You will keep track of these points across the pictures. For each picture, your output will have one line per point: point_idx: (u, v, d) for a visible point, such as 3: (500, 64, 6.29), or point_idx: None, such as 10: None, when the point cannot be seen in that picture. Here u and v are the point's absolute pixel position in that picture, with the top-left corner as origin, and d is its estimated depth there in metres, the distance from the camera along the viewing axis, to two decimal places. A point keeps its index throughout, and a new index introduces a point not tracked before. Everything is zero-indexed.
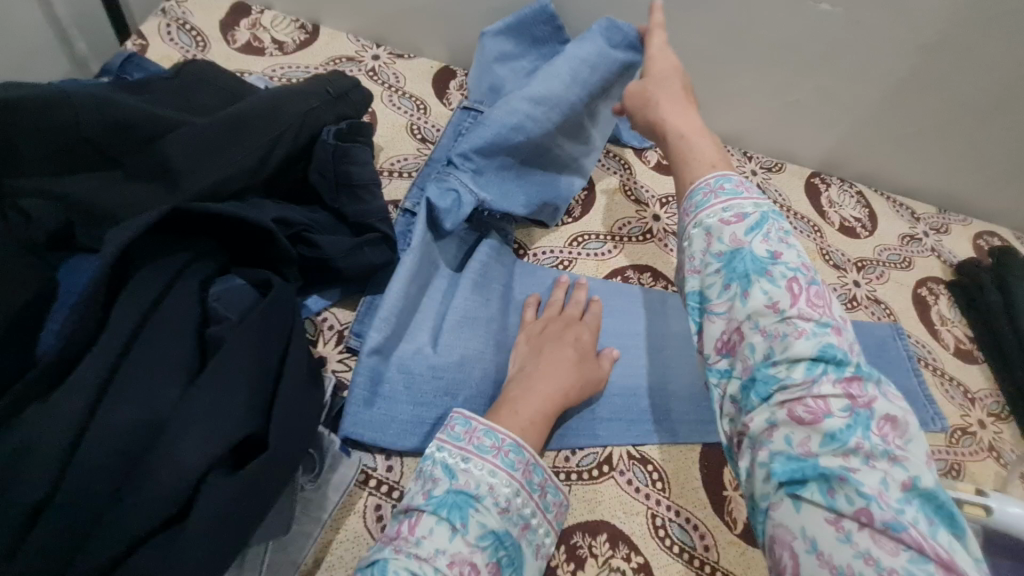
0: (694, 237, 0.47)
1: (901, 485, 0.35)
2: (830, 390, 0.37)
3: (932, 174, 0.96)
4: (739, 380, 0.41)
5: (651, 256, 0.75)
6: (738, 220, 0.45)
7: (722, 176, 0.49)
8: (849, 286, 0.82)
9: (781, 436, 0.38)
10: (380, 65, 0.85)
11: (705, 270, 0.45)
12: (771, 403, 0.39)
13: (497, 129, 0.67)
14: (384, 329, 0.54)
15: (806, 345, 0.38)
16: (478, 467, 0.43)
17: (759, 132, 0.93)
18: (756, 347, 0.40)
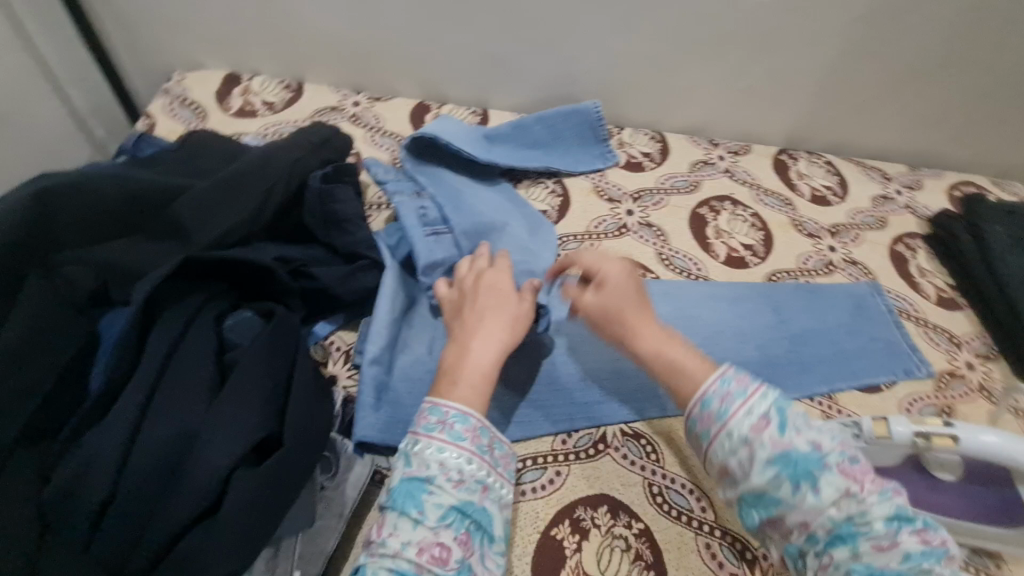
0: (727, 447, 0.47)
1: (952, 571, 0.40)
2: (909, 538, 0.41)
3: (896, 134, 0.99)
4: (818, 538, 0.43)
5: (627, 248, 0.81)
6: (768, 424, 0.46)
7: (722, 371, 0.50)
8: (824, 251, 0.86)
9: (865, 563, 0.40)
10: (361, 110, 0.93)
11: (751, 482, 0.46)
12: (857, 542, 0.41)
13: (452, 239, 0.68)
14: (381, 341, 0.60)
15: (881, 505, 0.42)
16: (428, 448, 0.48)
17: (721, 119, 0.98)
18: (833, 515, 0.42)
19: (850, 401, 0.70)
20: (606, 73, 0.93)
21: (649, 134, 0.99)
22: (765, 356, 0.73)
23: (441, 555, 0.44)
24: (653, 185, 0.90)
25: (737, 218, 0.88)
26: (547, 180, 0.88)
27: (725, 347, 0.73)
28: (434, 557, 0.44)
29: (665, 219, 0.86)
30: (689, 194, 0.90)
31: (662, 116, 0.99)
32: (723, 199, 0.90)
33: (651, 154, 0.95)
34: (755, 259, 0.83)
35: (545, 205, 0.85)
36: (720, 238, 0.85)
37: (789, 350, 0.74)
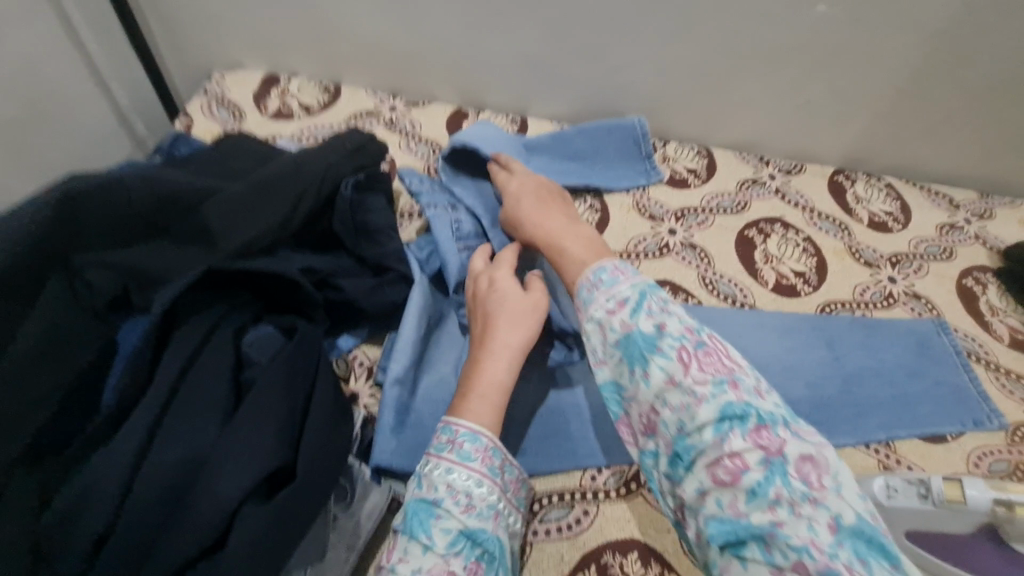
0: (590, 335, 0.51)
1: (834, 523, 0.39)
2: (740, 446, 0.42)
3: (966, 158, 0.92)
4: (666, 454, 0.46)
5: (669, 270, 0.76)
6: (623, 308, 0.49)
7: (598, 266, 0.54)
8: (883, 283, 0.79)
9: (713, 501, 0.42)
10: (397, 115, 0.91)
11: (608, 369, 0.50)
12: (696, 467, 0.44)
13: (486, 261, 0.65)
14: (405, 360, 0.57)
15: (707, 410, 0.44)
16: (434, 468, 0.47)
17: (774, 135, 0.93)
18: (668, 416, 0.46)
19: (912, 452, 0.64)
20: (653, 85, 0.88)
21: (695, 148, 0.94)
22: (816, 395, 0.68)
23: None
24: (698, 204, 0.85)
25: (787, 242, 0.82)
26: (585, 194, 0.84)
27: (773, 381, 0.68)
28: None
29: (710, 240, 0.80)
30: (736, 214, 0.84)
31: (709, 130, 0.93)
32: (773, 221, 0.84)
33: (696, 171, 0.90)
34: (806, 288, 0.77)
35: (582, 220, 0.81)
36: (769, 263, 0.79)
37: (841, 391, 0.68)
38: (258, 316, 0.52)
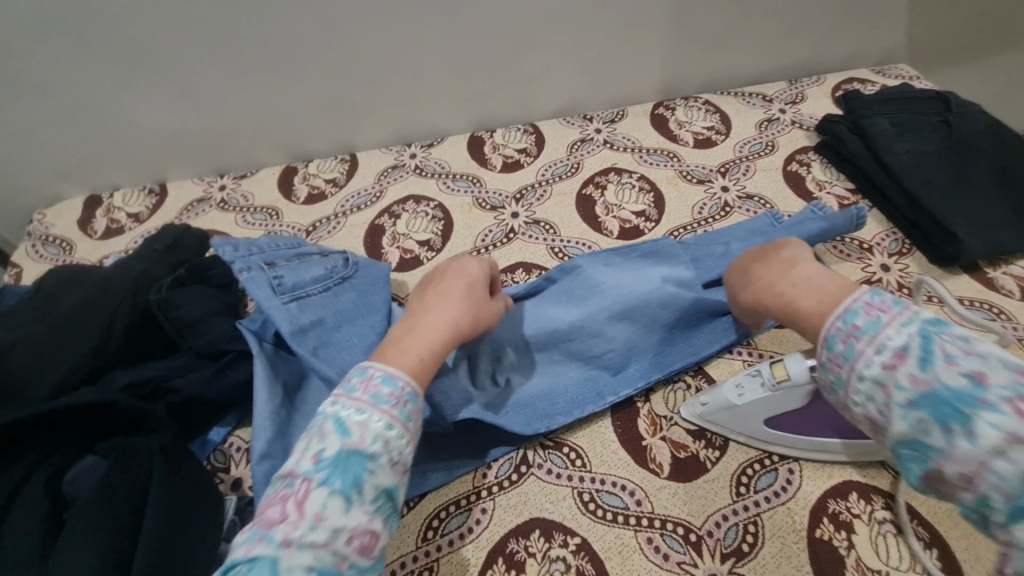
0: (861, 394, 0.38)
1: (931, 388, 0.34)
2: (964, 391, 0.33)
3: (765, 55, 0.97)
4: (864, 367, 0.37)
5: (519, 252, 0.79)
6: (903, 359, 0.36)
7: (855, 298, 0.41)
8: (717, 194, 0.83)
9: (886, 391, 0.36)
10: (228, 192, 0.92)
11: (921, 425, 0.34)
12: (898, 377, 0.36)
13: (334, 307, 0.62)
14: (267, 433, 0.57)
15: (958, 378, 0.34)
16: (355, 412, 0.45)
17: (588, 92, 0.96)
18: (908, 350, 0.36)
19: (771, 343, 0.66)
20: (456, 86, 0.90)
21: (522, 128, 0.97)
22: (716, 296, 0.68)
23: (370, 545, 0.41)
24: (534, 180, 0.88)
25: (624, 187, 0.85)
26: (426, 207, 0.85)
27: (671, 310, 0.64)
28: (363, 547, 0.40)
29: (552, 211, 0.83)
30: (571, 178, 0.87)
31: (529, 107, 0.96)
32: (606, 172, 0.87)
33: (526, 148, 0.93)
34: (649, 224, 0.81)
35: (428, 234, 0.82)
36: (610, 213, 0.82)
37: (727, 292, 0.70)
38: (80, 451, 0.52)
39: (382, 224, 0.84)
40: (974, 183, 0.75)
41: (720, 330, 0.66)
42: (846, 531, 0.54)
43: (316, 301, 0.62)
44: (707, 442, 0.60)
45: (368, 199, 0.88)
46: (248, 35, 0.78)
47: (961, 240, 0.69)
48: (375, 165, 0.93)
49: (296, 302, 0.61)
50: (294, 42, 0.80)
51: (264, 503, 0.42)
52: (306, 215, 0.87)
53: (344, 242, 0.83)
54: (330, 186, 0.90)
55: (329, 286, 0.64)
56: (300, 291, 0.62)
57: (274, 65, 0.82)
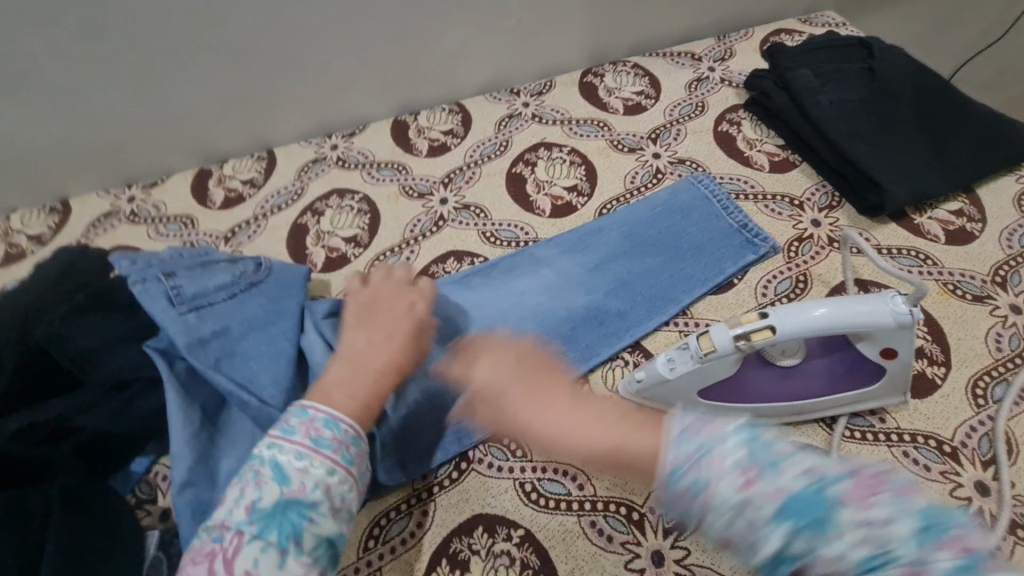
0: (740, 517, 0.34)
1: (778, 501, 0.33)
2: (833, 480, 0.33)
3: (691, 11, 0.94)
4: (759, 508, 0.33)
5: (449, 241, 0.76)
6: (753, 476, 0.34)
7: (673, 430, 0.37)
8: (648, 161, 0.81)
9: (770, 509, 0.33)
10: (138, 203, 0.86)
11: (779, 551, 0.33)
12: (776, 501, 0.33)
13: (246, 318, 0.59)
14: (188, 460, 0.54)
15: (795, 482, 0.33)
16: (295, 458, 0.43)
17: (513, 64, 0.92)
18: (780, 474, 0.34)
19: (704, 309, 0.66)
20: (372, 69, 0.85)
21: (448, 109, 0.93)
22: (597, 302, 0.67)
23: None
24: (462, 162, 0.84)
25: (555, 162, 0.82)
26: (350, 201, 0.81)
27: (535, 324, 0.65)
28: None
29: (482, 193, 0.80)
30: (501, 157, 0.84)
31: (453, 85, 0.91)
32: (536, 148, 0.84)
33: (453, 129, 0.89)
34: (581, 199, 0.78)
35: (355, 229, 0.78)
36: (542, 191, 0.80)
37: (617, 295, 0.67)
38: None
39: (304, 223, 0.80)
40: (897, 129, 0.74)
41: (600, 339, 0.64)
42: None
43: (220, 310, 0.58)
44: None
45: (289, 198, 0.83)
46: (127, 33, 0.71)
47: (886, 188, 0.69)
48: (295, 160, 0.88)
49: (196, 313, 0.57)
50: (183, 36, 0.73)
51: (194, 552, 0.42)
52: (223, 221, 0.82)
53: (265, 247, 0.78)
54: (248, 188, 0.85)
55: (236, 293, 0.60)
56: (201, 299, 0.58)
57: (164, 64, 0.75)
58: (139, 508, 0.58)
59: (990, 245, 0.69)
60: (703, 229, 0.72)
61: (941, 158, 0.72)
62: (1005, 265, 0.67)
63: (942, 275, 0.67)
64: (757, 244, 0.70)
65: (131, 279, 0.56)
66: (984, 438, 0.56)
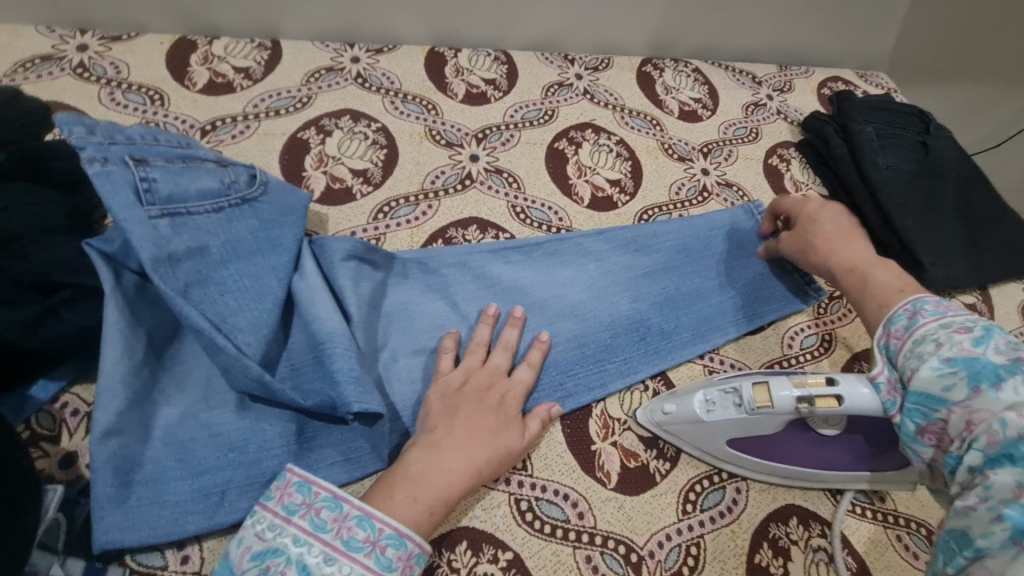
0: (914, 357, 0.40)
1: (950, 360, 0.38)
2: (1000, 358, 0.37)
3: (764, 30, 0.89)
4: (949, 352, 0.38)
5: (474, 205, 0.66)
6: (967, 332, 0.39)
7: (915, 297, 0.45)
8: (697, 176, 0.76)
9: (954, 356, 0.38)
10: (91, 57, 0.68)
11: (921, 381, 0.39)
12: (985, 356, 0.37)
13: (229, 242, 0.47)
14: (121, 402, 0.42)
15: (989, 354, 0.37)
16: (323, 561, 0.37)
17: (576, 28, 0.82)
18: (992, 346, 0.38)
19: (732, 348, 0.63)
20: None
21: (492, 55, 0.81)
22: (636, 314, 0.61)
23: None
24: (500, 120, 0.74)
25: (601, 149, 0.75)
26: (366, 128, 0.69)
27: (567, 325, 0.59)
28: None
29: (517, 162, 0.71)
30: (544, 126, 0.75)
31: (505, 31, 0.80)
32: (583, 128, 0.76)
33: (495, 80, 0.78)
34: (623, 197, 0.71)
35: (366, 162, 0.66)
36: (583, 176, 0.72)
37: (659, 311, 0.62)
38: None
39: (306, 140, 0.66)
40: (941, 212, 0.74)
41: (639, 356, 0.59)
42: (783, 558, 0.52)
43: (199, 224, 0.46)
44: (659, 452, 0.55)
45: (291, 104, 0.69)
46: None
47: (925, 268, 0.68)
48: (305, 61, 0.73)
49: (169, 221, 0.45)
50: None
51: None
52: (202, 109, 0.67)
53: (251, 154, 0.64)
54: (241, 77, 0.70)
55: (223, 206, 0.48)
56: (177, 204, 0.45)
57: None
58: (32, 446, 0.44)
59: None
60: (746, 265, 0.67)
61: (973, 251, 0.73)
62: None
63: None
64: (805, 294, 0.67)
65: (85, 155, 0.43)
66: None
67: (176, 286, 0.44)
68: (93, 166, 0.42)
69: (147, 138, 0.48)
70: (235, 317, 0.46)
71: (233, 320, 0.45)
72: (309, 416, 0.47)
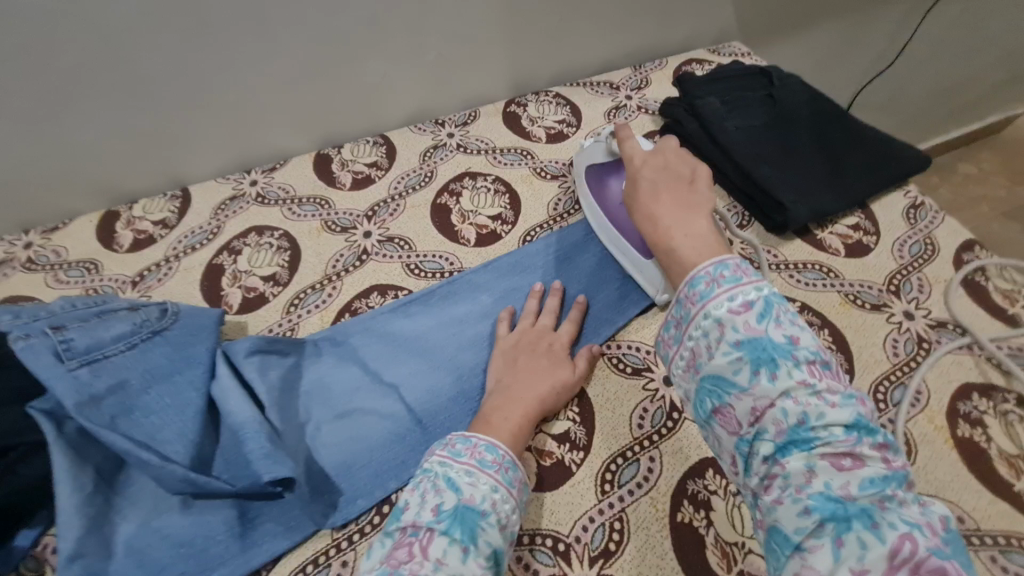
0: (700, 332, 0.44)
1: (780, 423, 0.38)
2: (840, 445, 0.37)
3: (608, 44, 0.98)
4: (769, 440, 0.39)
5: (373, 275, 0.74)
6: (749, 311, 0.42)
7: (719, 259, 0.46)
8: (571, 188, 0.83)
9: (819, 451, 0.37)
10: (36, 250, 0.80)
11: (712, 365, 0.42)
12: (809, 451, 0.37)
13: (147, 371, 0.56)
14: (80, 529, 0.50)
15: (838, 414, 0.38)
16: (464, 474, 0.47)
17: (437, 96, 0.92)
18: (786, 405, 0.38)
19: (627, 332, 0.68)
20: (291, 106, 0.83)
21: (372, 141, 0.92)
22: None
23: None
24: (386, 194, 0.83)
25: (479, 191, 0.83)
26: (271, 238, 0.79)
27: (469, 353, 0.66)
28: None
29: (407, 225, 0.79)
30: (426, 187, 0.84)
31: (377, 118, 0.91)
32: (461, 178, 0.85)
33: (377, 161, 0.88)
34: (505, 227, 0.79)
35: (274, 267, 0.76)
36: (467, 220, 0.80)
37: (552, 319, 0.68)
38: None
39: (221, 263, 0.76)
40: (798, 150, 0.79)
41: None
42: (705, 510, 0.55)
43: (117, 363, 0.55)
44: (571, 444, 0.59)
45: (204, 237, 0.80)
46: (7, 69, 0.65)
47: (788, 208, 0.73)
48: (211, 198, 0.84)
49: (89, 368, 0.53)
50: (70, 65, 0.67)
51: (387, 549, 0.43)
52: (132, 264, 0.78)
53: (176, 289, 0.74)
54: (160, 228, 0.81)
55: (135, 343, 0.57)
56: (95, 353, 0.54)
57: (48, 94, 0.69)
58: None
59: (884, 256, 0.74)
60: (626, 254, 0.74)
61: (838, 176, 0.77)
62: (897, 274, 0.72)
63: (843, 287, 0.71)
64: None
65: (10, 336, 0.52)
66: None
67: (105, 419, 0.52)
68: (17, 341, 0.51)
69: (64, 307, 0.58)
70: (163, 431, 0.54)
71: (163, 434, 0.53)
72: (250, 498, 0.54)
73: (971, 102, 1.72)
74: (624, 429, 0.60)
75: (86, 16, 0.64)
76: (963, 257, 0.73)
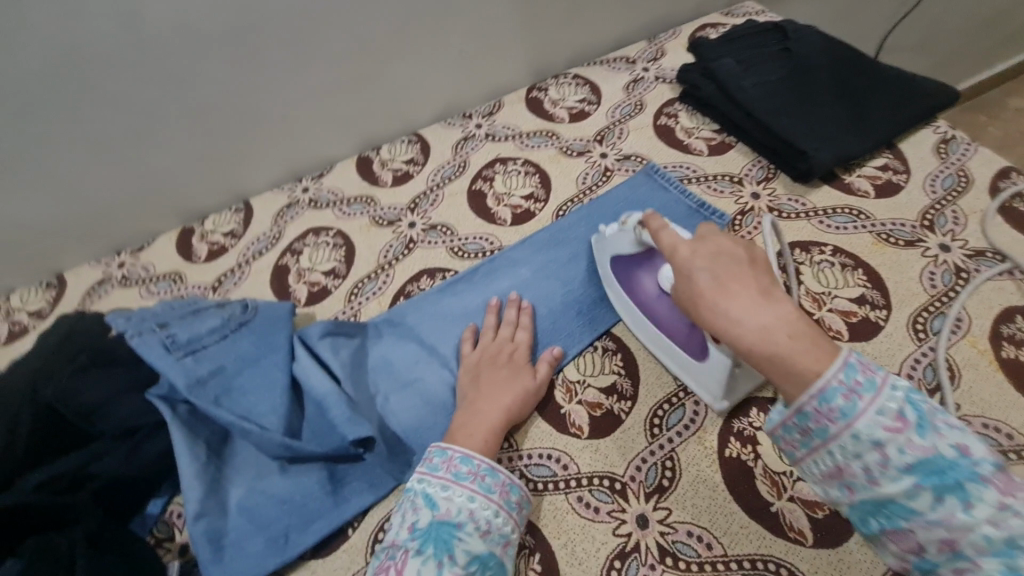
0: (805, 405, 0.41)
1: (917, 484, 0.37)
2: (976, 499, 0.36)
3: (621, 20, 1.01)
4: (912, 504, 0.37)
5: (421, 260, 0.81)
6: (906, 424, 0.38)
7: (800, 328, 0.42)
8: (597, 162, 0.87)
9: (970, 524, 0.36)
10: (129, 268, 0.91)
11: (877, 490, 0.39)
12: (956, 507, 0.36)
13: (238, 357, 0.64)
14: (201, 493, 0.58)
15: (960, 461, 0.37)
16: (440, 488, 0.52)
17: (463, 90, 0.98)
18: (921, 466, 0.37)
19: None
20: (332, 114, 0.91)
21: (407, 140, 0.99)
22: (572, 294, 0.73)
23: None
24: (425, 187, 0.90)
25: (511, 174, 0.88)
26: (326, 237, 0.86)
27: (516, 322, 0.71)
28: None
29: (447, 213, 0.86)
30: (461, 177, 0.90)
31: (410, 118, 0.97)
32: (492, 164, 0.90)
33: (413, 158, 0.95)
34: (538, 205, 0.84)
35: (333, 262, 0.83)
36: (502, 202, 0.85)
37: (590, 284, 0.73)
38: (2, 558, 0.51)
39: (286, 264, 0.85)
40: (818, 98, 0.80)
41: (580, 326, 0.70)
42: (750, 444, 0.58)
43: (214, 352, 0.63)
44: (619, 395, 0.64)
45: (268, 243, 0.88)
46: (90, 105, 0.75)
47: (812, 155, 0.75)
48: (271, 208, 0.93)
49: (192, 357, 0.62)
50: (144, 98, 0.77)
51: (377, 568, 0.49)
52: (210, 272, 0.87)
53: (251, 291, 0.83)
54: (229, 239, 0.91)
55: (226, 334, 0.65)
56: (195, 344, 0.63)
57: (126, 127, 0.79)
58: (158, 547, 0.61)
59: (916, 193, 0.74)
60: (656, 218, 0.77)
61: (862, 120, 0.78)
62: (932, 209, 0.73)
63: (876, 226, 0.72)
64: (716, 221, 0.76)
65: (127, 333, 0.61)
66: (929, 368, 0.60)
67: (210, 399, 0.60)
68: (132, 337, 0.61)
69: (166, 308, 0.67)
70: (258, 407, 0.62)
71: (258, 409, 0.62)
72: (338, 462, 0.62)
73: (1012, 33, 1.64)
74: (668, 377, 0.64)
75: (154, 52, 0.73)
76: (1000, 185, 0.73)
